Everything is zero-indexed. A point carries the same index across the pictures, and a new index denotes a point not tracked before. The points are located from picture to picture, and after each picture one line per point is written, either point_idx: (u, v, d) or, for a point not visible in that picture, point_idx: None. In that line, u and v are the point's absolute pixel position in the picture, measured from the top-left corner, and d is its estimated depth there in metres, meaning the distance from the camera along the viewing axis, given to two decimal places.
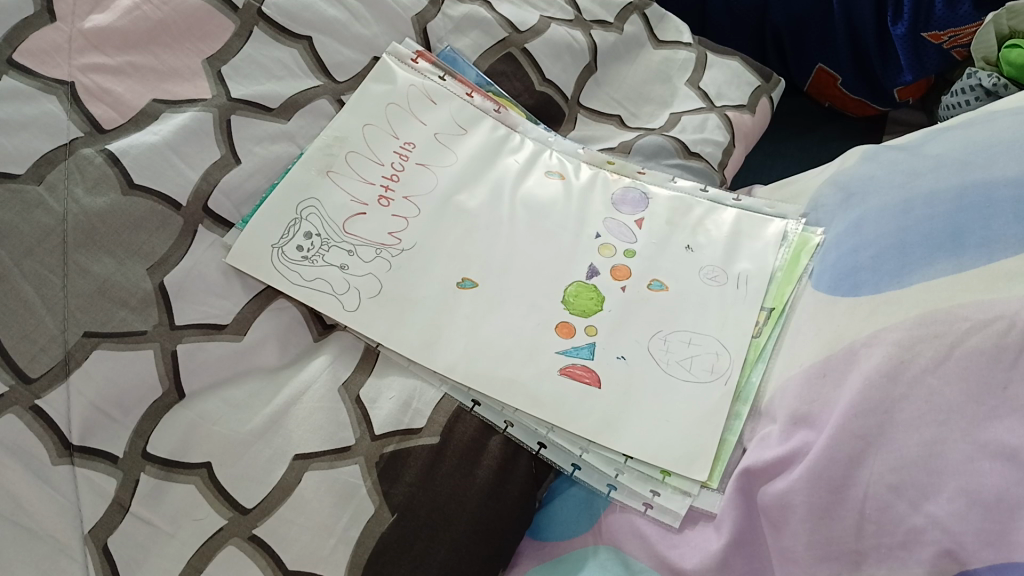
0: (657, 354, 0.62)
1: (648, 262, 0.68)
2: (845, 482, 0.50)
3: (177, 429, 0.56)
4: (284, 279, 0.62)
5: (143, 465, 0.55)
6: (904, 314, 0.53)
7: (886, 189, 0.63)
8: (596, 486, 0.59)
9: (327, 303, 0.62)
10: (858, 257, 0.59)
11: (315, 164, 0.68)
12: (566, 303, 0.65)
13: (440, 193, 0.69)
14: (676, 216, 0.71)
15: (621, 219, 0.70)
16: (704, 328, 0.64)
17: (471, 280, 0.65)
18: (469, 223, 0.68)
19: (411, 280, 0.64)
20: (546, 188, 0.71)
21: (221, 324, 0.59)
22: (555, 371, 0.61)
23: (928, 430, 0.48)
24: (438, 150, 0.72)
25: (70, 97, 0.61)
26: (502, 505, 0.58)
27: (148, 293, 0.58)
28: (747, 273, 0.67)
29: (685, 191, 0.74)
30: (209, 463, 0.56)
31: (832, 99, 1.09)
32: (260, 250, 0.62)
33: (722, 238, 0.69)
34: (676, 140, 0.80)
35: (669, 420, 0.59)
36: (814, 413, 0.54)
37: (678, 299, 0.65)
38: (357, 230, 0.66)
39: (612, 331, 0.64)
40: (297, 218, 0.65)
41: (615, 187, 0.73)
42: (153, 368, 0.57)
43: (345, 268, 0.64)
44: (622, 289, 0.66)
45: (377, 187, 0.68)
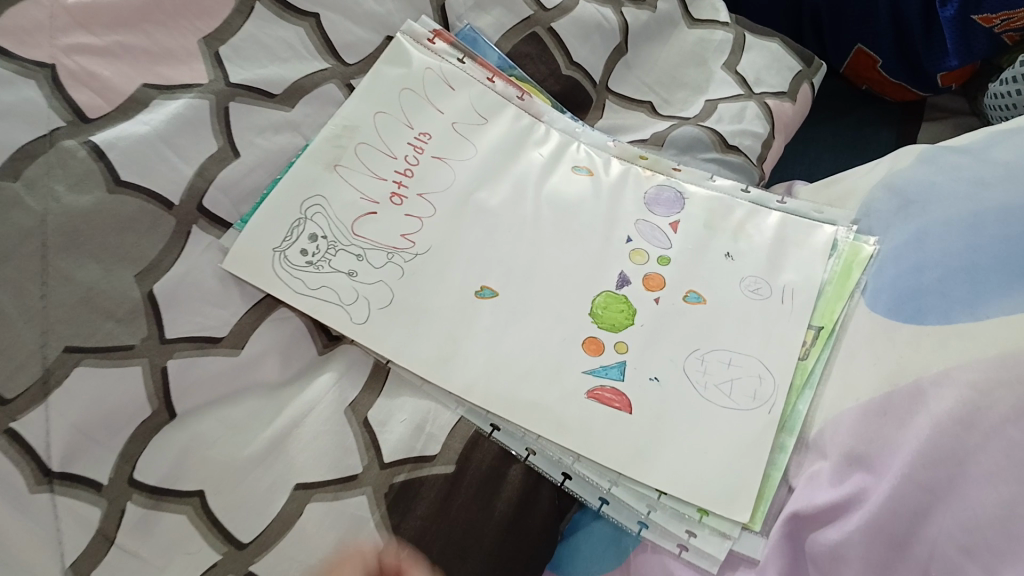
0: (694, 376, 0.57)
1: (683, 271, 0.62)
2: (908, 538, 0.46)
3: (168, 453, 0.51)
4: (286, 288, 0.57)
5: (130, 493, 0.49)
6: (981, 351, 0.47)
7: (950, 199, 0.57)
8: (626, 524, 0.55)
9: (335, 315, 0.56)
10: (922, 278, 0.54)
11: (322, 158, 0.62)
12: (593, 316, 0.59)
13: (459, 190, 0.63)
14: (715, 220, 0.65)
15: (655, 221, 0.64)
16: (745, 347, 0.58)
17: (492, 289, 0.59)
18: (490, 224, 0.62)
19: (425, 288, 0.58)
20: (574, 184, 0.65)
21: (217, 337, 0.54)
22: (582, 394, 0.56)
23: (1007, 488, 0.42)
24: (456, 143, 0.66)
25: (52, 81, 0.55)
26: (522, 541, 0.53)
27: (136, 303, 0.52)
28: (793, 286, 0.61)
29: (724, 191, 0.68)
30: (202, 491, 0.51)
31: (870, 82, 1.03)
32: (261, 256, 0.57)
33: (764, 245, 0.64)
34: (713, 131, 0.74)
35: (707, 451, 0.54)
36: (872, 455, 0.49)
37: (717, 314, 0.60)
38: (366, 232, 0.60)
39: (644, 348, 0.58)
40: (301, 218, 0.59)
41: (649, 185, 0.67)
42: (142, 386, 0.51)
43: (353, 275, 0.58)
44: (655, 301, 0.60)
45: (390, 183, 0.63)
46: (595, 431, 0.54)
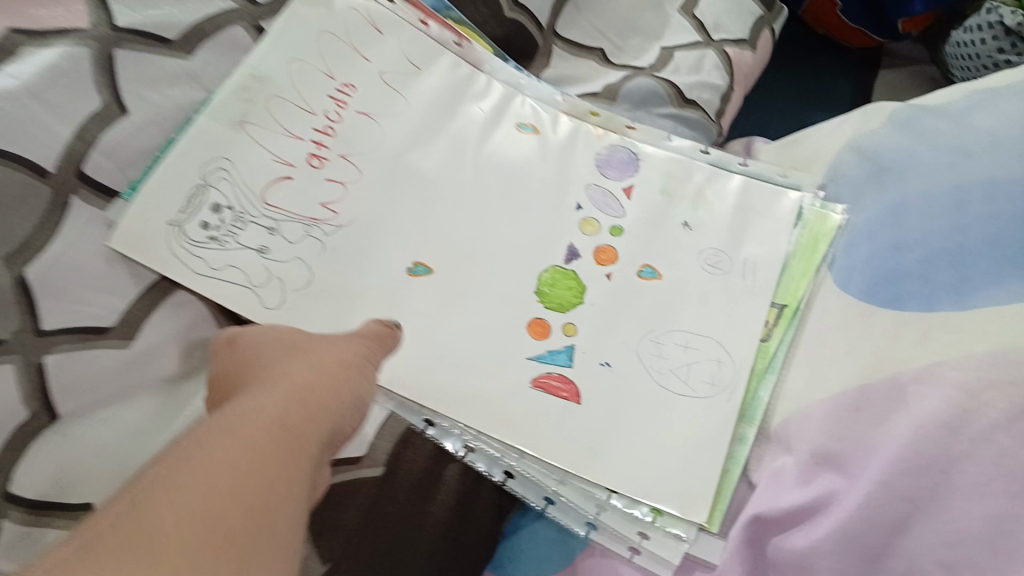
0: (649, 362, 0.52)
1: (637, 243, 0.56)
2: (883, 550, 0.41)
3: (51, 462, 0.43)
4: (185, 269, 0.49)
5: (6, 510, 0.41)
6: (971, 346, 0.43)
7: (930, 170, 0.53)
8: (573, 526, 0.50)
9: (244, 299, 0.50)
10: (900, 258, 0.50)
11: (227, 113, 0.53)
12: (540, 295, 0.53)
13: (389, 152, 0.56)
14: (673, 185, 0.60)
15: (607, 186, 0.59)
16: (705, 329, 0.53)
17: (425, 266, 0.53)
18: (424, 191, 0.55)
19: (349, 265, 0.52)
20: (518, 146, 0.59)
21: (104, 327, 0.46)
22: (527, 384, 0.50)
23: (995, 502, 0.39)
24: (385, 98, 0.59)
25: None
26: (459, 546, 0.49)
27: (5, 292, 0.43)
28: (755, 261, 0.56)
29: (683, 152, 0.63)
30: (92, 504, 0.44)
31: (827, 26, 0.97)
32: (154, 231, 0.49)
33: (726, 214, 0.58)
34: (670, 83, 0.68)
35: (663, 447, 0.49)
36: (843, 455, 0.45)
37: (673, 292, 0.55)
38: (280, 201, 0.53)
39: (595, 331, 0.53)
40: (202, 184, 0.51)
41: (601, 146, 0.61)
42: (14, 389, 0.43)
43: (265, 252, 0.51)
44: (607, 278, 0.55)
45: (309, 143, 0.55)
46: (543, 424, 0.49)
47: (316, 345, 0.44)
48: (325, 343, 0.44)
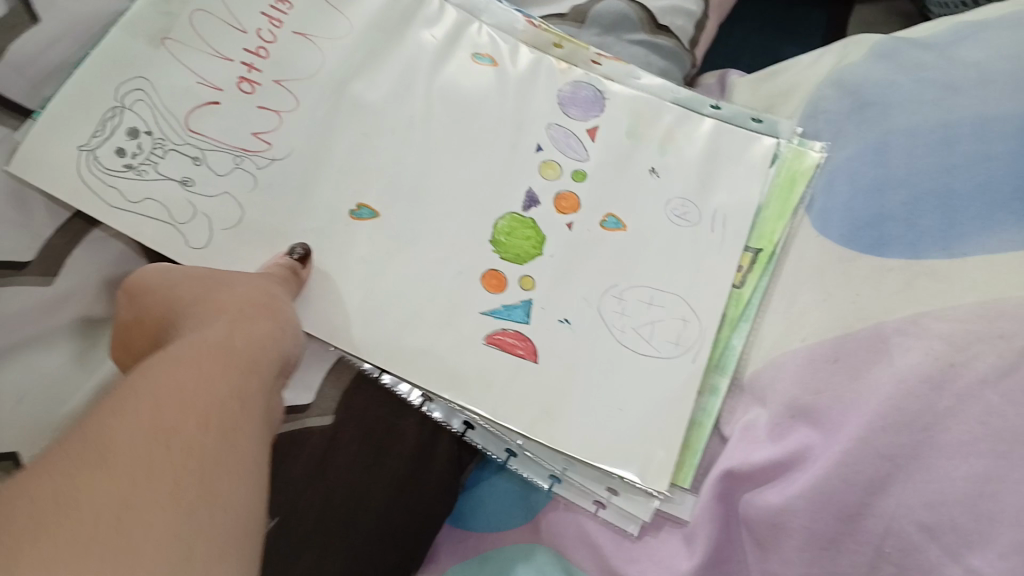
0: (611, 319, 0.49)
1: (601, 188, 0.52)
2: (859, 510, 0.40)
3: None
4: (96, 199, 0.45)
5: None
6: (958, 297, 0.40)
7: (916, 106, 0.50)
8: (538, 480, 0.49)
9: (169, 234, 0.47)
10: (884, 200, 0.47)
11: (148, 29, 0.50)
12: (495, 245, 0.50)
13: (331, 80, 0.52)
14: (640, 127, 0.55)
15: (569, 126, 0.54)
16: (676, 280, 0.50)
17: (371, 209, 0.49)
18: (370, 124, 0.51)
19: (287, 200, 0.49)
20: (470, 77, 0.54)
21: (19, 263, 0.42)
22: (480, 339, 0.47)
23: (980, 462, 0.37)
24: (319, 15, 0.54)
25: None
26: (418, 500, 0.47)
27: None
28: (725, 212, 0.52)
29: (644, 91, 0.56)
30: (15, 455, 0.40)
31: None
32: (63, 154, 0.46)
33: (695, 160, 0.54)
34: (642, 8, 0.63)
35: (622, 409, 0.46)
36: (819, 409, 0.43)
37: (637, 244, 0.51)
38: (204, 128, 0.49)
39: (553, 284, 0.49)
40: (117, 107, 0.48)
41: (563, 82, 0.55)
42: None
43: (188, 183, 0.48)
44: (568, 228, 0.51)
45: (238, 65, 0.51)
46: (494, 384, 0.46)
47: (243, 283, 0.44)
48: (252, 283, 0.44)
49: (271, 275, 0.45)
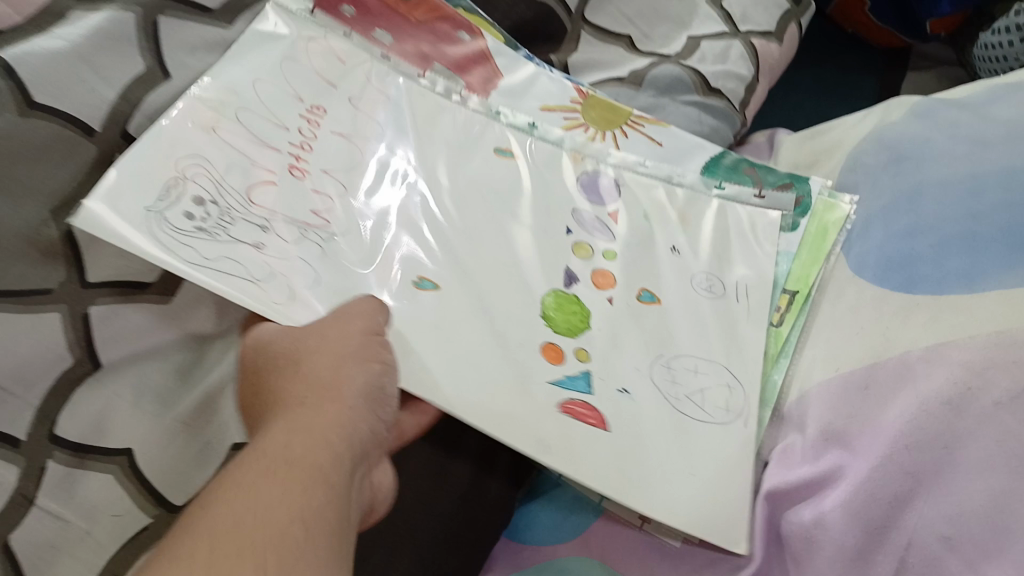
0: (664, 386, 0.50)
1: (627, 269, 0.56)
2: (887, 522, 0.43)
3: (90, 410, 0.46)
4: (162, 254, 0.42)
5: (51, 451, 0.44)
6: (976, 328, 0.44)
7: (948, 159, 0.54)
8: (589, 494, 0.52)
9: (240, 289, 0.43)
10: (915, 243, 0.51)
11: (195, 117, 0.51)
12: (546, 320, 0.51)
13: (391, 155, 0.58)
14: (651, 214, 0.60)
15: (596, 214, 0.59)
16: (716, 342, 0.53)
17: (433, 282, 0.50)
18: (426, 196, 0.56)
19: (346, 267, 0.49)
20: (491, 165, 0.60)
21: (143, 283, 0.49)
22: (553, 407, 0.46)
23: (996, 478, 0.40)
24: (352, 113, 0.59)
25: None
26: (479, 506, 0.51)
27: (52, 243, 0.45)
28: (747, 282, 0.57)
29: (654, 177, 0.63)
30: (131, 450, 0.47)
31: (857, 26, 0.99)
32: (134, 216, 0.43)
33: (709, 238, 0.59)
34: (695, 72, 0.70)
35: (694, 474, 0.46)
36: (851, 431, 0.46)
37: (671, 312, 0.54)
38: (266, 202, 0.50)
39: (605, 355, 0.51)
40: (180, 177, 0.47)
41: (577, 172, 0.62)
42: (61, 336, 0.45)
43: (260, 249, 0.47)
44: (608, 301, 0.54)
45: (285, 155, 0.53)
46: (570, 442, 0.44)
47: (358, 328, 0.43)
48: (357, 344, 0.42)
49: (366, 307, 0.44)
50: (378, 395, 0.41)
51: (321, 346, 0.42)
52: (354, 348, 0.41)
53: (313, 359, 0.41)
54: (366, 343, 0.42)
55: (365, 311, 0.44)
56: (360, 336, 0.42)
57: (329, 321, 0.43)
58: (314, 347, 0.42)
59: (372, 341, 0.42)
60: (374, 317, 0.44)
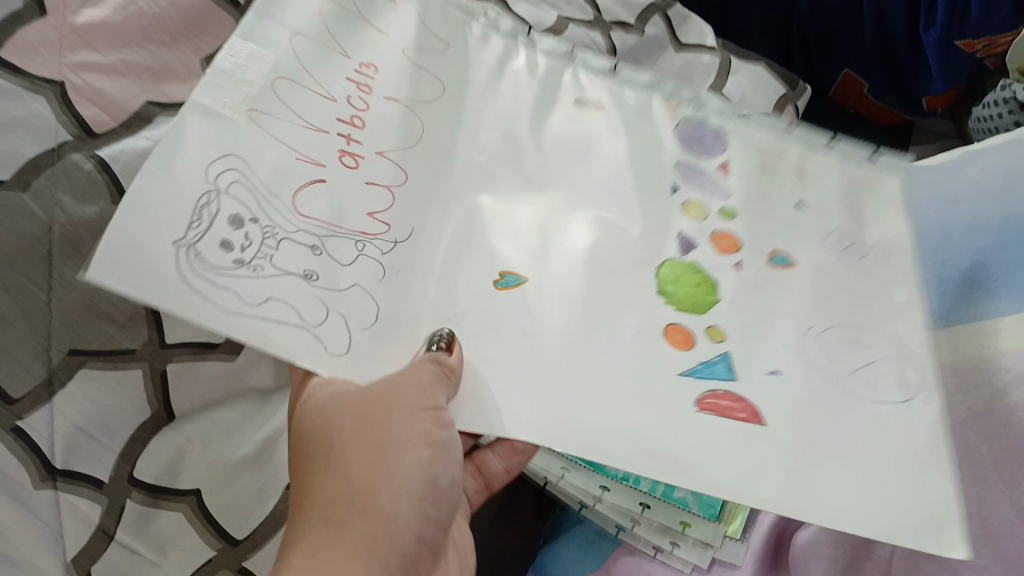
0: (821, 364, 0.46)
1: (759, 218, 0.52)
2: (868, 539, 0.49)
3: (163, 454, 0.53)
4: (209, 306, 0.35)
5: (129, 491, 0.52)
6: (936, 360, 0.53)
7: (926, 203, 0.59)
8: (606, 528, 0.57)
9: (302, 339, 0.37)
10: None
11: (222, 101, 0.41)
12: (666, 295, 0.47)
13: (475, 126, 0.51)
14: (769, 164, 0.54)
15: (698, 164, 0.53)
16: (862, 312, 0.49)
17: (516, 275, 0.45)
18: (531, 168, 0.50)
19: (427, 293, 0.42)
20: (567, 126, 0.53)
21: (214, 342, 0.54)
22: (692, 409, 0.42)
23: (972, 487, 0.48)
24: (422, 79, 0.50)
25: (4, 67, 0.49)
26: (504, 536, 0.57)
27: (139, 310, 0.51)
28: (887, 241, 0.52)
29: (761, 127, 0.55)
30: (198, 491, 0.54)
31: (859, 104, 0.93)
32: (154, 261, 0.34)
33: (832, 189, 0.53)
34: None
35: (879, 467, 0.42)
36: None
37: (815, 277, 0.49)
38: (312, 210, 0.41)
39: (743, 328, 0.47)
40: (212, 191, 0.38)
41: (674, 123, 0.55)
42: (141, 390, 0.52)
43: (312, 278, 0.39)
44: (737, 268, 0.49)
45: (335, 137, 0.44)
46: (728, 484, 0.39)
47: (405, 408, 0.40)
48: (401, 421, 0.40)
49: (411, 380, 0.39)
50: (439, 459, 0.42)
51: (363, 431, 0.41)
52: (399, 432, 0.41)
53: (353, 447, 0.42)
54: (411, 426, 0.40)
55: (427, 384, 0.38)
56: (410, 414, 0.40)
57: (369, 408, 0.41)
58: (354, 437, 0.41)
59: (427, 416, 0.40)
60: (431, 396, 0.39)
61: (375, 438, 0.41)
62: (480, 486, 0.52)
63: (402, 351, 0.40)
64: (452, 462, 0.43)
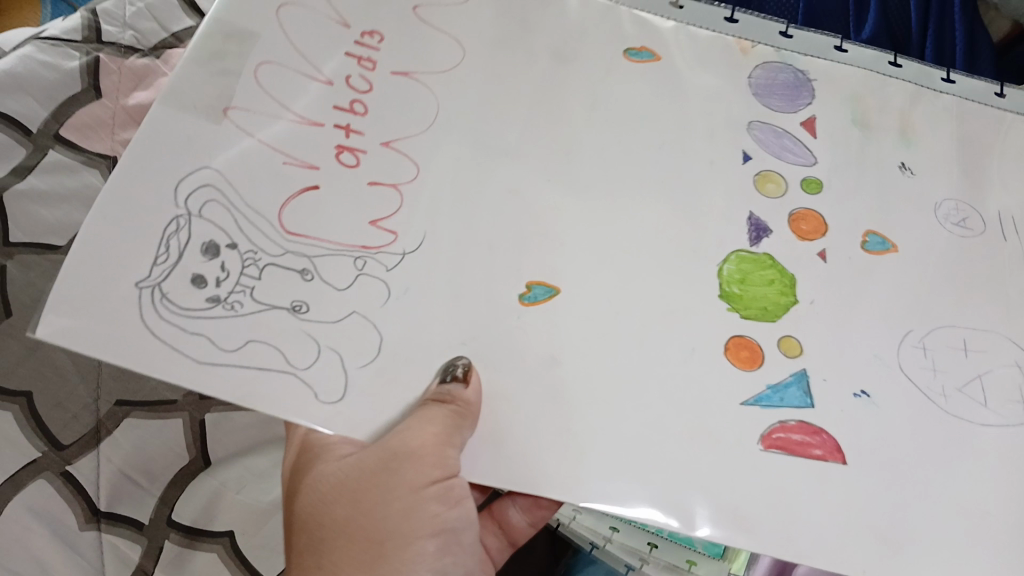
0: (957, 408, 0.29)
1: (885, 182, 0.33)
2: None
3: (201, 499, 0.47)
4: (181, 356, 0.25)
5: (167, 531, 0.46)
6: None
7: None
8: (614, 564, 0.54)
9: (289, 396, 0.26)
10: None
11: (194, 100, 0.29)
12: (730, 299, 0.30)
13: (505, 94, 0.32)
14: (866, 112, 0.35)
15: (777, 121, 0.34)
16: (977, 310, 0.31)
17: (546, 283, 0.29)
18: (552, 137, 0.32)
19: (437, 309, 0.28)
20: (632, 83, 0.34)
21: None
22: (756, 446, 0.28)
23: None
24: (433, 47, 0.33)
25: (62, 145, 0.46)
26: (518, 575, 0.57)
27: None
28: (1011, 210, 0.34)
29: (863, 67, 0.36)
30: (233, 531, 0.47)
31: None
32: (114, 302, 0.25)
33: (958, 144, 0.35)
34: None
35: (990, 514, 0.28)
36: None
37: (927, 265, 0.32)
38: (306, 226, 0.28)
39: (831, 330, 0.30)
40: (181, 216, 0.27)
41: (750, 66, 0.35)
42: (180, 438, 0.47)
43: (299, 308, 0.27)
44: (821, 259, 0.31)
45: (332, 130, 0.30)
46: (791, 507, 0.27)
47: (403, 485, 0.28)
48: (405, 496, 0.28)
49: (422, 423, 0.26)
50: (453, 546, 0.30)
51: (352, 525, 0.29)
52: (400, 505, 0.28)
53: (338, 549, 0.29)
54: (412, 512, 0.28)
55: (430, 446, 0.26)
56: (410, 494, 0.28)
57: (360, 493, 0.29)
58: (341, 531, 0.29)
59: (435, 494, 0.28)
60: (437, 464, 0.27)
61: (366, 531, 0.28)
62: (503, 542, 0.39)
63: (407, 395, 0.27)
64: (469, 547, 0.31)
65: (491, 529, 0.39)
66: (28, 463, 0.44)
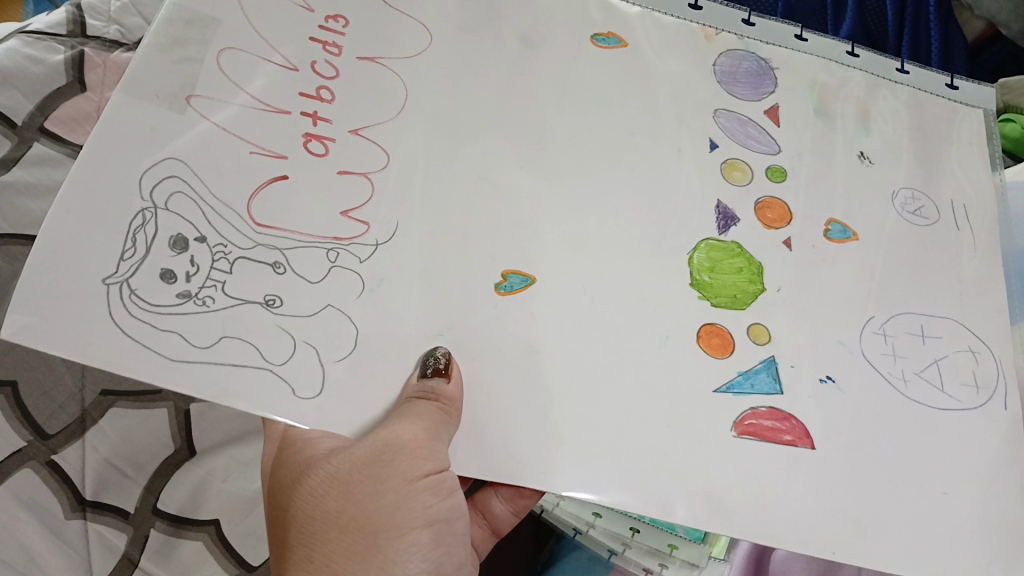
0: (918, 394, 0.30)
1: (852, 176, 0.34)
2: None
3: (184, 490, 0.44)
4: (153, 354, 0.24)
5: (152, 522, 0.43)
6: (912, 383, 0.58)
7: None
8: (598, 549, 0.46)
9: (265, 393, 0.24)
10: None
11: (157, 89, 0.27)
12: (701, 288, 0.30)
13: (471, 78, 0.31)
14: (827, 100, 0.35)
15: (741, 110, 0.34)
16: (930, 296, 0.32)
17: (523, 273, 0.28)
18: (523, 126, 0.31)
19: (412, 298, 0.26)
20: (599, 69, 0.33)
21: None
22: (728, 432, 0.27)
23: None
24: (399, 31, 0.31)
25: (49, 138, 0.42)
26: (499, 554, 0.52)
27: None
28: (962, 200, 0.35)
29: (819, 56, 0.36)
30: (218, 521, 0.44)
31: None
32: (81, 306, 0.23)
33: (912, 137, 0.35)
34: None
35: (947, 494, 0.29)
36: None
37: (885, 252, 0.32)
38: (277, 219, 0.26)
39: (795, 325, 0.30)
40: (147, 209, 0.25)
41: (714, 53, 0.35)
42: (165, 426, 0.43)
43: (274, 303, 0.25)
44: (786, 246, 0.31)
45: (299, 119, 0.28)
46: (761, 489, 0.27)
47: (396, 476, 0.26)
48: (391, 495, 0.26)
49: (410, 422, 0.25)
50: (446, 537, 0.28)
51: (341, 519, 0.26)
52: (391, 503, 0.26)
53: (327, 546, 0.26)
54: (406, 503, 0.26)
55: (422, 439, 0.25)
56: (403, 487, 0.26)
57: (351, 486, 0.26)
58: (331, 525, 0.26)
59: (429, 485, 0.26)
60: (429, 456, 0.25)
61: (356, 524, 0.26)
62: (486, 532, 0.36)
63: (385, 389, 0.25)
64: (463, 540, 0.29)
65: (475, 519, 0.35)
66: (13, 453, 0.40)
